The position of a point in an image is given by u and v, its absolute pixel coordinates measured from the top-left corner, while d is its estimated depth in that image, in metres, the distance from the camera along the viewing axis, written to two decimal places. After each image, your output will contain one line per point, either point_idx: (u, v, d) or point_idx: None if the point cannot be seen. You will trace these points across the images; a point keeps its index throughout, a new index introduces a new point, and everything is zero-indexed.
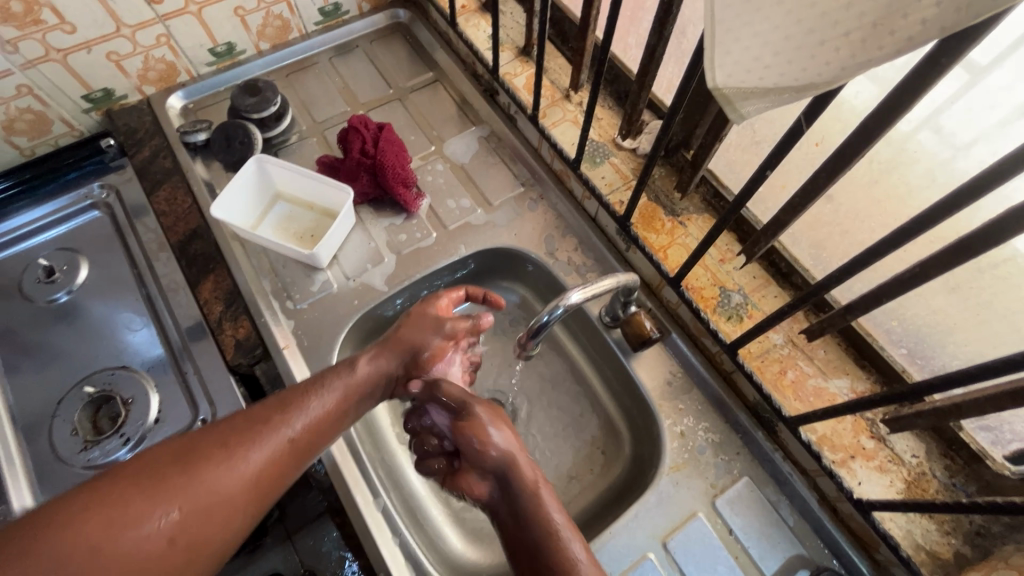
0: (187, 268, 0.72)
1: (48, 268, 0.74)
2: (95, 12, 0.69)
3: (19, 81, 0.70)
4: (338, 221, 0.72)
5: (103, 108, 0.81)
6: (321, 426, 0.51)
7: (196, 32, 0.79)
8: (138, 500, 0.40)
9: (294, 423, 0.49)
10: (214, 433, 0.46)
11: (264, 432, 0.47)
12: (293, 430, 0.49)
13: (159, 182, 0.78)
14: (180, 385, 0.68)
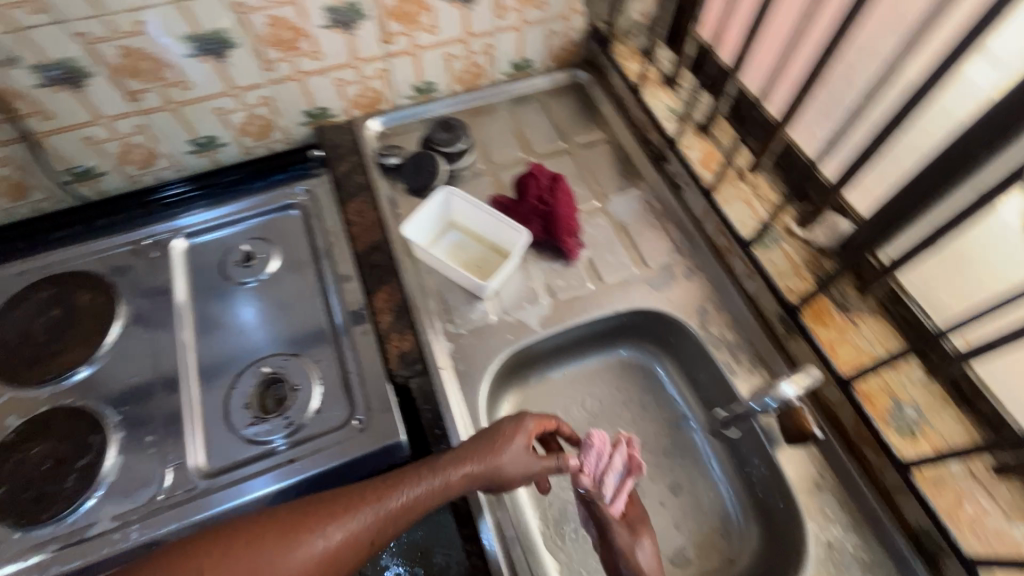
0: (364, 276, 0.79)
1: (248, 253, 0.83)
2: (340, 45, 0.80)
3: (265, 93, 0.82)
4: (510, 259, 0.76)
5: (317, 123, 0.91)
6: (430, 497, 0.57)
7: (408, 70, 0.89)
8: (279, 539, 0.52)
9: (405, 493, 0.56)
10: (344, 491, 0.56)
11: (354, 507, 0.55)
12: (401, 497, 0.56)
13: (352, 194, 0.86)
14: (342, 384, 0.73)
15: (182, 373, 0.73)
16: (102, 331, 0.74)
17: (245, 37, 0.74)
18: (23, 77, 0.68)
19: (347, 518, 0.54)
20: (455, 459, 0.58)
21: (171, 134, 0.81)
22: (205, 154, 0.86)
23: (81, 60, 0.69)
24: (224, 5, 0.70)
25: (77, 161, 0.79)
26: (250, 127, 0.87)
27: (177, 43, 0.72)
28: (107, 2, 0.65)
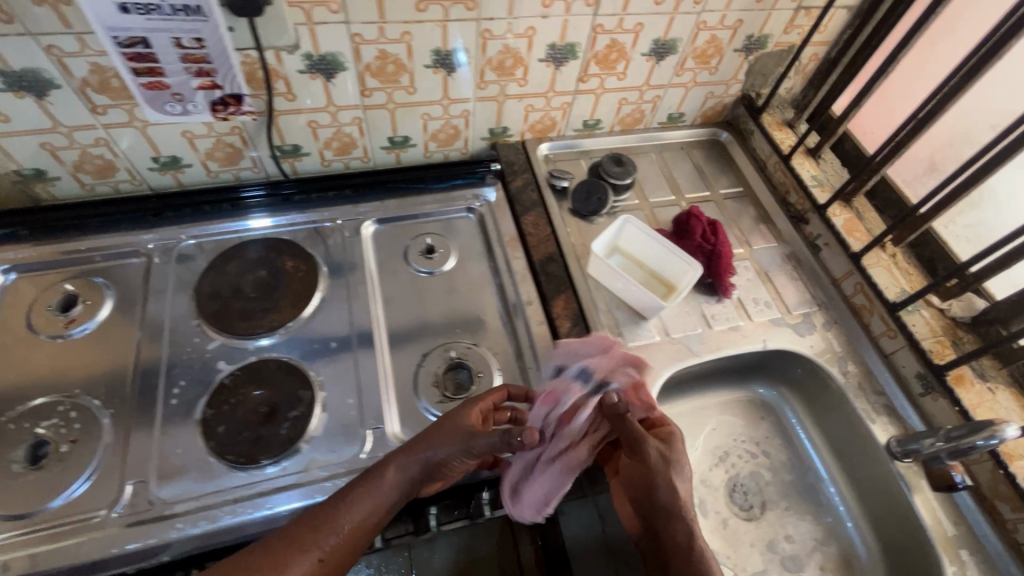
0: (542, 283, 0.86)
1: (430, 246, 0.90)
2: (545, 77, 0.91)
3: (467, 107, 0.92)
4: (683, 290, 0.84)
5: (494, 140, 1.01)
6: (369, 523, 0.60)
7: (586, 107, 1.00)
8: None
9: (343, 523, 0.59)
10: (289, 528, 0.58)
11: (360, 501, 0.60)
12: (341, 529, 0.58)
13: (526, 208, 0.94)
14: (518, 377, 0.79)
15: (374, 347, 0.78)
16: (304, 296, 0.80)
17: (476, 58, 0.84)
18: (293, 62, 0.76)
19: (360, 503, 0.60)
20: (430, 440, 0.63)
21: (376, 129, 0.91)
22: (393, 150, 0.96)
23: (344, 55, 0.78)
24: (475, 30, 0.80)
25: (290, 139, 0.88)
26: (440, 134, 0.96)
27: (424, 54, 0.81)
28: (389, 12, 0.74)
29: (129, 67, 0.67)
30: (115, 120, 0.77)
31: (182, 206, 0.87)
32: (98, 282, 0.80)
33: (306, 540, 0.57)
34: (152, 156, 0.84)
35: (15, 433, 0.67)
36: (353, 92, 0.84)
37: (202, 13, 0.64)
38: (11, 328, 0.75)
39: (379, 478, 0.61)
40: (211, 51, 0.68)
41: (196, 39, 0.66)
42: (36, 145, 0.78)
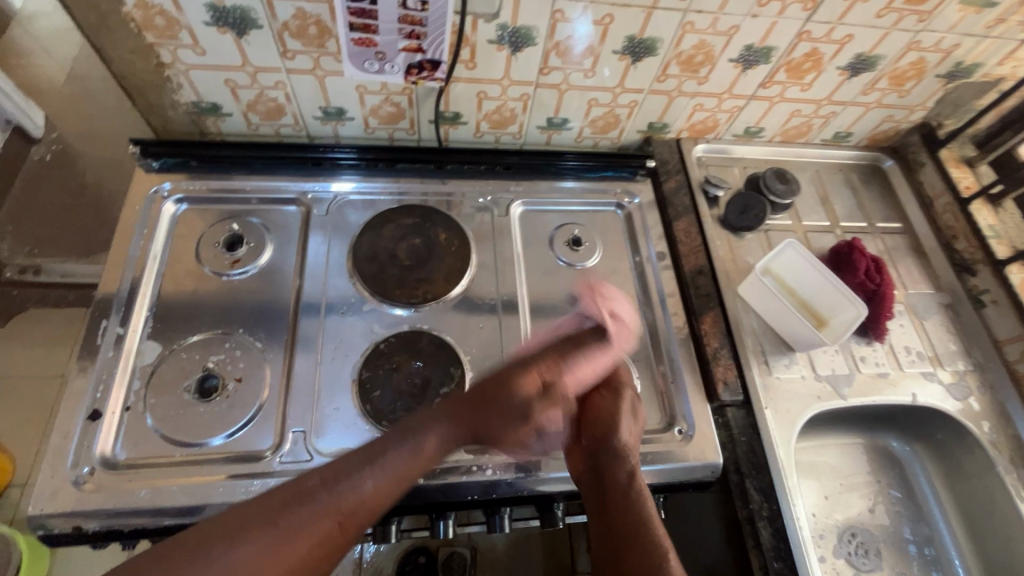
0: (695, 296, 0.84)
1: (577, 238, 0.87)
2: (728, 78, 0.85)
3: (637, 98, 0.87)
4: (845, 330, 0.80)
5: (650, 134, 0.96)
6: (373, 499, 0.54)
7: (756, 114, 0.93)
8: (217, 548, 0.47)
9: (342, 498, 0.53)
10: (285, 490, 0.52)
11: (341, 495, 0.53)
12: (340, 508, 0.52)
13: (678, 214, 0.91)
14: (656, 388, 0.78)
15: (519, 329, 0.78)
16: (457, 272, 0.80)
17: (668, 50, 0.79)
18: (487, 31, 0.73)
19: (395, 460, 0.56)
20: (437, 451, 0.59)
21: (539, 107, 0.88)
22: (548, 131, 0.93)
23: (538, 31, 0.74)
24: (677, 21, 0.75)
25: (454, 107, 0.86)
26: (599, 121, 0.92)
27: (616, 39, 0.77)
28: None
29: (348, 21, 0.68)
30: (300, 66, 0.76)
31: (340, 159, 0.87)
32: (253, 221, 0.81)
33: (324, 532, 0.51)
34: (321, 105, 0.84)
35: (188, 362, 0.70)
36: (532, 69, 0.80)
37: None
38: (181, 259, 0.77)
39: (392, 444, 0.57)
40: (429, 15, 0.69)
41: (421, 3, 0.66)
42: (220, 81, 0.78)
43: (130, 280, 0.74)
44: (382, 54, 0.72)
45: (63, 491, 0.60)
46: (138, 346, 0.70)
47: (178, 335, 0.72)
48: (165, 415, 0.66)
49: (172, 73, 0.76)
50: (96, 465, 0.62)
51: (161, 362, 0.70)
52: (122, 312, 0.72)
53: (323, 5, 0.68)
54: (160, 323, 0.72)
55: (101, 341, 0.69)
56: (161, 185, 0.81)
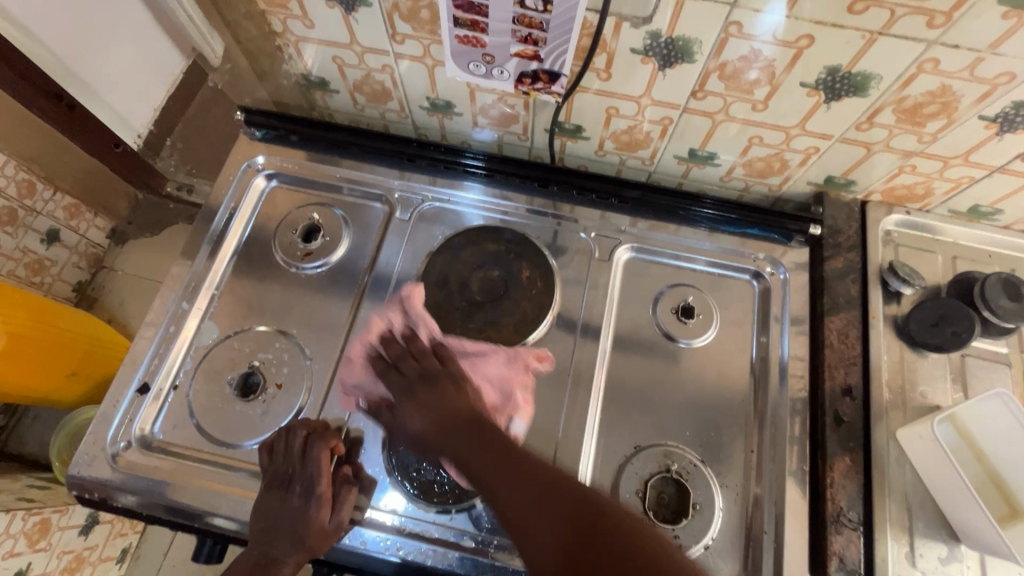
0: (831, 424, 0.63)
1: (689, 307, 0.70)
2: (967, 141, 0.59)
3: (819, 144, 0.65)
4: None
5: (826, 189, 0.73)
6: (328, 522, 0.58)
7: (996, 191, 0.66)
8: None
9: (301, 526, 0.58)
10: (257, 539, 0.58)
11: (303, 507, 0.58)
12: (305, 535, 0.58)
13: (837, 304, 0.68)
14: (743, 533, 0.60)
15: (590, 392, 0.66)
16: (531, 321, 0.67)
17: (885, 92, 0.56)
18: (632, 38, 0.57)
19: (295, 468, 0.60)
20: (308, 451, 0.60)
21: (682, 134, 0.70)
22: (687, 163, 0.75)
23: (701, 45, 0.56)
24: (913, 56, 0.52)
25: (576, 119, 0.72)
26: (758, 163, 0.71)
27: (811, 68, 0.56)
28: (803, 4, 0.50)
29: (453, 14, 0.56)
30: (409, 52, 0.67)
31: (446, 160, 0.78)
32: (336, 213, 0.76)
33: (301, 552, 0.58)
34: (429, 95, 0.74)
35: (237, 354, 0.68)
36: (683, 90, 0.62)
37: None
38: (257, 241, 0.74)
39: (289, 459, 0.60)
40: (552, 19, 0.54)
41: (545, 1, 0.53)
42: (328, 57, 0.71)
43: (207, 255, 0.73)
44: (490, 56, 0.60)
45: (100, 461, 0.62)
46: (198, 324, 0.69)
47: (236, 322, 0.70)
48: (204, 406, 0.65)
49: (283, 43, 0.71)
50: (133, 442, 0.63)
51: (214, 348, 0.68)
52: (192, 287, 0.71)
53: None
54: (223, 305, 0.71)
55: (168, 313, 0.69)
56: (258, 157, 0.78)
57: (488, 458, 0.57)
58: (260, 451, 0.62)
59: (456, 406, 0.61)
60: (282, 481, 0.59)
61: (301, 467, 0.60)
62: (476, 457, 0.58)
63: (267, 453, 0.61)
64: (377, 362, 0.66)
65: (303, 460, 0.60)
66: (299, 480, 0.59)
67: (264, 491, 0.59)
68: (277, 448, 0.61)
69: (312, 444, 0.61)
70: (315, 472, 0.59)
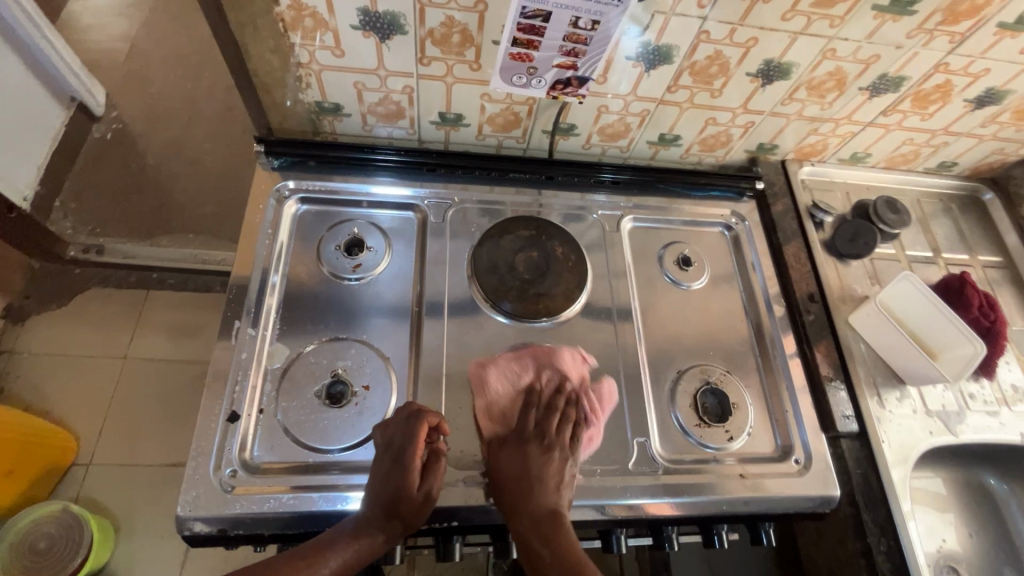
0: (806, 323, 0.84)
1: (686, 257, 0.87)
2: (851, 105, 0.84)
3: (754, 119, 0.87)
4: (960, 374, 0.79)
5: (757, 154, 0.95)
6: (415, 492, 0.61)
7: (867, 140, 0.92)
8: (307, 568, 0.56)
9: (393, 496, 0.60)
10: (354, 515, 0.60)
11: (397, 478, 0.61)
12: (396, 506, 0.60)
13: (786, 237, 0.90)
14: (770, 416, 0.78)
15: (634, 338, 0.80)
16: (575, 288, 0.80)
17: (802, 74, 0.78)
18: (628, 48, 0.72)
19: (393, 441, 0.63)
20: (405, 425, 0.64)
21: (655, 123, 0.87)
22: (657, 146, 0.92)
23: (679, 49, 0.73)
24: (819, 48, 0.74)
25: (571, 119, 0.86)
26: (710, 139, 0.91)
27: (754, 62, 0.76)
28: (751, 16, 0.69)
29: (513, 36, 0.67)
30: (432, 72, 0.76)
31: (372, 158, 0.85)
32: (366, 223, 0.82)
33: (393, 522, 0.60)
34: (441, 111, 0.83)
35: (317, 367, 0.70)
36: (661, 85, 0.79)
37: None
38: (303, 263, 0.77)
39: (390, 435, 0.64)
40: (595, 35, 0.68)
41: (593, 22, 0.66)
42: (348, 83, 0.77)
43: (258, 282, 0.74)
44: (534, 69, 0.72)
45: (211, 494, 0.60)
46: (268, 348, 0.71)
47: (305, 339, 0.73)
48: (299, 419, 0.67)
49: (305, 73, 0.75)
50: (238, 469, 0.63)
51: (291, 365, 0.70)
52: (252, 313, 0.72)
53: (474, 15, 0.67)
54: (287, 325, 0.73)
55: (235, 343, 0.70)
56: (282, 184, 0.82)
57: (543, 476, 0.64)
58: (377, 428, 0.65)
59: (551, 470, 0.65)
60: (386, 452, 0.63)
61: (401, 442, 0.63)
62: (525, 492, 0.63)
63: (380, 427, 0.65)
64: (520, 376, 0.72)
65: (403, 435, 0.63)
66: (397, 452, 0.62)
67: (378, 459, 0.64)
68: (391, 425, 0.65)
69: (415, 426, 0.64)
70: (412, 442, 0.62)
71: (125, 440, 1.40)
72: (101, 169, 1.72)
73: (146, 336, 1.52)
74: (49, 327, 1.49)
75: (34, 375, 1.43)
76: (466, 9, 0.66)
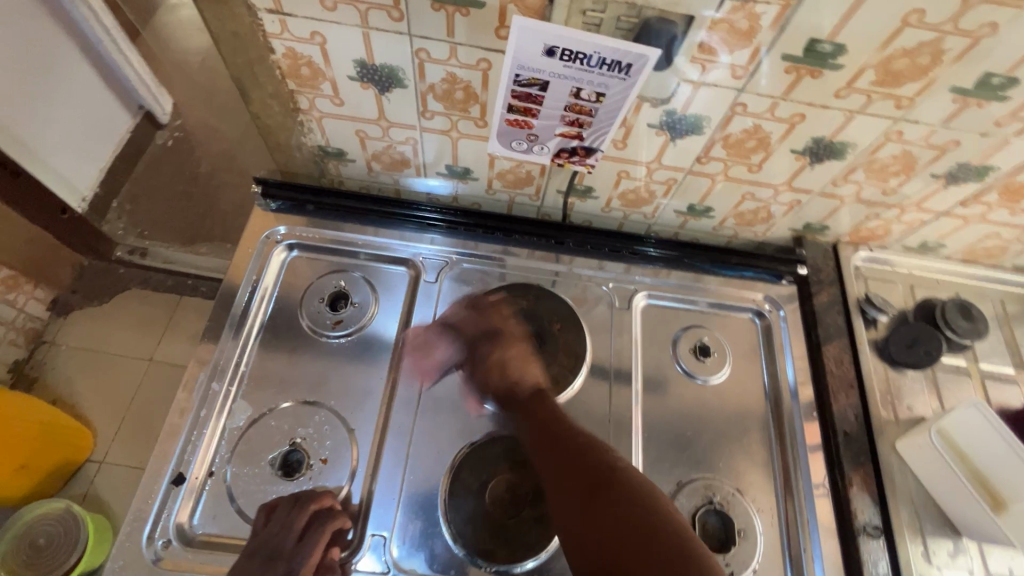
0: (841, 444, 0.71)
1: (705, 347, 0.77)
2: (920, 192, 0.71)
3: (800, 197, 0.76)
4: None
5: (804, 233, 0.83)
6: None
7: (940, 230, 0.79)
8: None
9: None
10: None
11: None
12: None
13: (828, 336, 0.78)
14: (782, 552, 0.66)
15: (631, 437, 0.70)
16: (569, 373, 0.73)
17: (859, 156, 0.67)
18: (650, 115, 0.64)
19: (288, 541, 0.57)
20: (301, 524, 0.59)
21: (683, 193, 0.78)
22: (685, 216, 0.83)
23: (710, 121, 0.64)
24: (882, 129, 0.62)
25: (588, 181, 0.78)
26: (748, 214, 0.81)
27: (801, 139, 0.65)
28: (797, 90, 0.59)
29: (508, 102, 0.62)
30: (436, 126, 0.70)
31: (416, 216, 0.82)
32: (356, 276, 0.77)
33: None
34: (447, 164, 0.78)
35: (276, 432, 0.66)
36: (690, 156, 0.70)
37: (626, 72, 0.57)
38: (284, 312, 0.74)
39: (281, 533, 0.58)
40: (601, 107, 0.62)
41: (597, 94, 0.60)
42: (350, 131, 0.74)
43: (233, 334, 0.71)
44: (534, 135, 0.67)
45: (138, 566, 0.57)
46: (229, 407, 0.67)
47: (271, 398, 0.68)
48: (247, 489, 0.62)
49: (305, 119, 0.72)
50: (172, 539, 0.59)
51: (250, 429, 0.66)
52: (220, 367, 0.69)
53: (476, 73, 0.61)
54: (254, 381, 0.69)
55: (197, 398, 0.66)
56: (274, 230, 0.79)
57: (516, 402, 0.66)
58: (259, 512, 0.60)
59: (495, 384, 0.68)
60: (268, 555, 0.56)
61: (296, 543, 0.57)
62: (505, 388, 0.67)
63: (264, 518, 0.59)
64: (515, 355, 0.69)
65: (298, 537, 0.58)
66: (290, 558, 0.56)
67: (249, 559, 0.56)
68: (279, 518, 0.59)
69: (312, 523, 0.59)
70: (311, 547, 0.58)
71: (137, 441, 1.43)
72: (157, 174, 1.81)
73: (171, 341, 1.56)
74: (88, 323, 1.55)
75: (67, 368, 1.49)
76: (468, 66, 0.60)
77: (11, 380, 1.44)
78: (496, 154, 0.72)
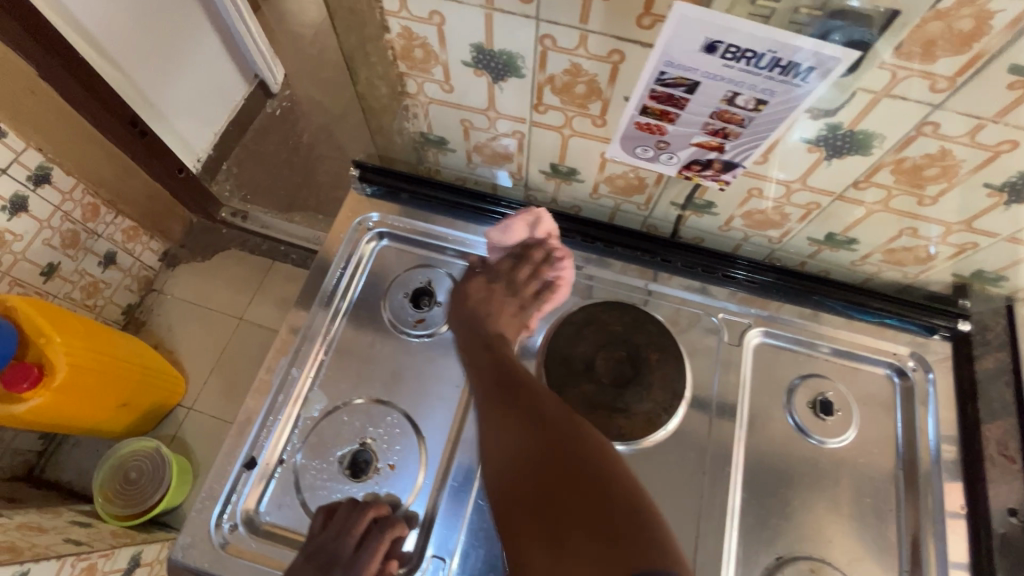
0: (993, 547, 0.60)
1: (828, 403, 0.66)
2: None
3: (978, 240, 0.62)
4: None
5: (971, 281, 0.69)
6: None
7: None
8: None
9: None
10: None
11: None
12: None
13: (985, 413, 0.65)
14: None
15: (730, 494, 0.62)
16: (663, 412, 0.64)
17: None
18: (807, 128, 0.53)
19: (344, 549, 0.55)
20: (357, 533, 0.56)
21: (825, 219, 0.66)
22: (820, 245, 0.71)
23: (883, 139, 0.52)
24: None
25: (709, 197, 0.68)
26: (901, 252, 0.67)
27: (1002, 172, 0.52)
28: (1015, 112, 0.46)
29: (644, 104, 0.55)
30: (548, 121, 0.64)
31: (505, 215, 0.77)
32: (442, 273, 0.74)
33: None
34: (553, 162, 0.71)
35: (347, 428, 0.64)
36: (844, 179, 0.59)
37: (804, 80, 0.48)
38: (367, 301, 0.72)
39: (337, 541, 0.55)
40: (757, 117, 0.53)
41: (757, 101, 0.51)
42: (455, 119, 0.69)
43: (318, 318, 0.70)
44: (666, 143, 0.60)
45: (204, 547, 0.57)
46: (305, 394, 0.66)
47: (346, 392, 0.66)
48: (314, 484, 0.61)
49: (411, 103, 0.68)
50: (239, 524, 0.59)
51: (322, 421, 0.64)
52: (299, 351, 0.67)
53: (604, 66, 0.54)
54: (332, 371, 0.67)
55: (276, 381, 0.66)
56: (365, 217, 0.76)
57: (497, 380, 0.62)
58: (318, 513, 0.58)
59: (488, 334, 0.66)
60: (326, 562, 0.54)
61: (353, 554, 0.54)
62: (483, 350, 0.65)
63: (324, 520, 0.57)
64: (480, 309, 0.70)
65: (355, 546, 0.55)
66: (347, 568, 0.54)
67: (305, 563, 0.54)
68: (337, 522, 0.56)
69: (369, 533, 0.56)
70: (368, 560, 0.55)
71: (223, 392, 1.52)
72: (263, 141, 1.90)
73: (261, 303, 1.64)
74: (191, 276, 1.66)
75: (169, 317, 1.61)
76: (597, 58, 0.53)
77: (124, 322, 1.58)
78: (614, 159, 0.66)
